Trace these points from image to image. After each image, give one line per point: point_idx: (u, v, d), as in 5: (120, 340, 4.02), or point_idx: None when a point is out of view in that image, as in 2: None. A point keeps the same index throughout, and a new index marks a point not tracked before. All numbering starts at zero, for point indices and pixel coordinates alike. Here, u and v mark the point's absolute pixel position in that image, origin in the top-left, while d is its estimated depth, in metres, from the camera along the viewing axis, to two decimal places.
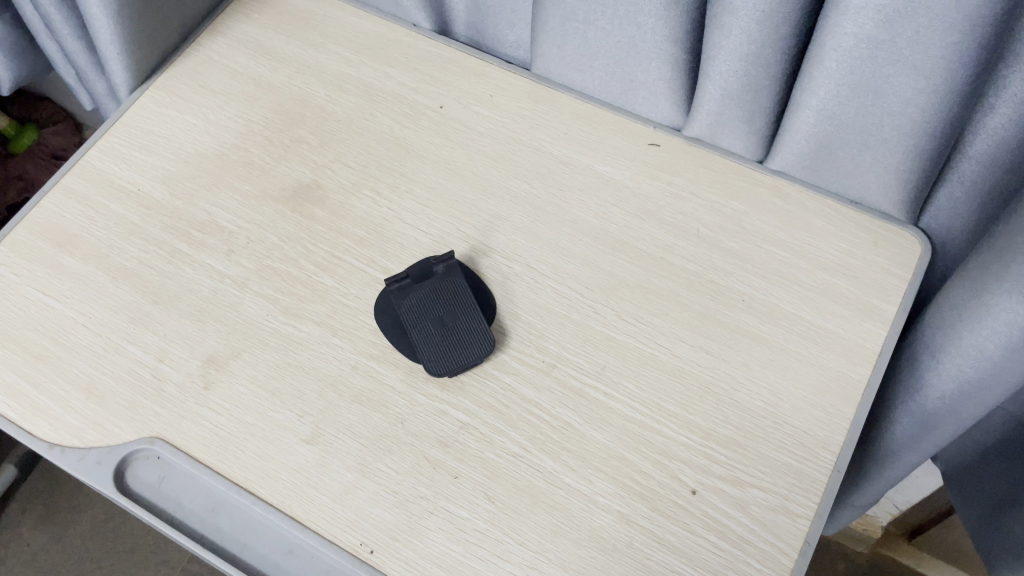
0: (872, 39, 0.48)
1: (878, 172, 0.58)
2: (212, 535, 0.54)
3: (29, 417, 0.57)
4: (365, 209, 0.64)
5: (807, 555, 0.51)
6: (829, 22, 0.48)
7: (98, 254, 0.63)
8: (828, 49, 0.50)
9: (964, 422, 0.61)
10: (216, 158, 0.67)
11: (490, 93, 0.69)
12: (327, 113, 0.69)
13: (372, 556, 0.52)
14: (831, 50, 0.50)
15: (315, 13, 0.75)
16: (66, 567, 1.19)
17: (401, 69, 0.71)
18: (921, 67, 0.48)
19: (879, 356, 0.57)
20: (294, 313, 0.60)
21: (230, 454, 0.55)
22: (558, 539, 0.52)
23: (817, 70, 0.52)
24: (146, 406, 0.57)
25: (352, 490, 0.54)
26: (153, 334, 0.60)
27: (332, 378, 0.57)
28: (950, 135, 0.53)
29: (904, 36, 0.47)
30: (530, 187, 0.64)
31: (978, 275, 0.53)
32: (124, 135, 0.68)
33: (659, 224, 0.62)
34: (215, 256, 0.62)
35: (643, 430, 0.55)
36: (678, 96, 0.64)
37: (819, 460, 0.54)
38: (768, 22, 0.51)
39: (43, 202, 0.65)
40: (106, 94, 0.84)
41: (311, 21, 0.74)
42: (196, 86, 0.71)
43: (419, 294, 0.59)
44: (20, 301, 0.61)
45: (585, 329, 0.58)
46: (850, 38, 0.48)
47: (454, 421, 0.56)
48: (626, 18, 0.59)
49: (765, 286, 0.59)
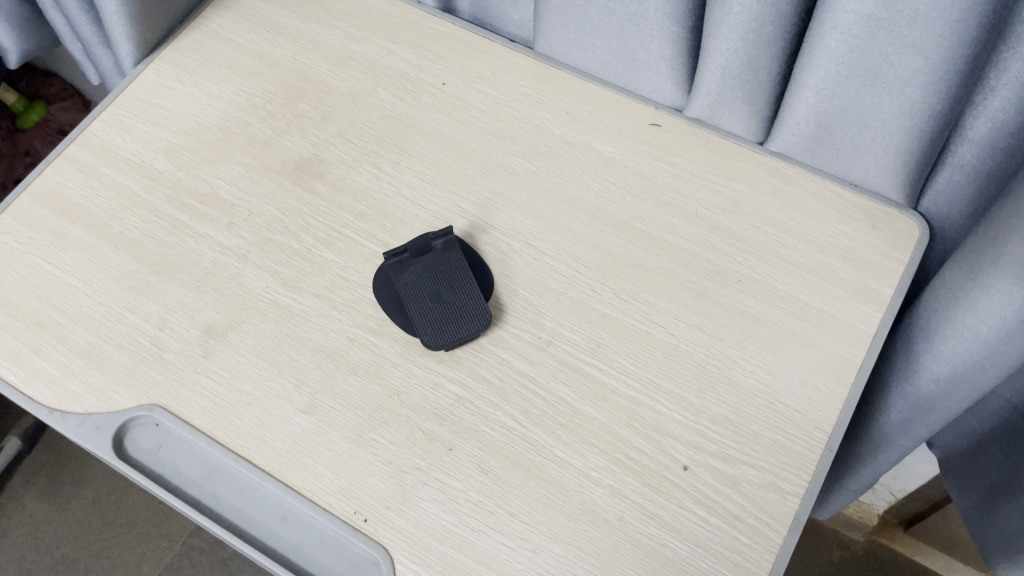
0: (872, 17, 0.48)
1: (878, 154, 0.58)
2: (208, 501, 0.55)
3: (30, 381, 0.57)
4: (365, 184, 0.65)
5: (797, 532, 0.51)
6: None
7: (100, 224, 0.63)
8: (828, 27, 0.50)
9: (959, 405, 0.61)
10: (219, 131, 0.67)
11: (493, 71, 0.69)
12: (330, 88, 0.69)
13: (366, 525, 0.52)
14: (832, 29, 0.50)
15: None
16: (68, 539, 1.20)
17: (404, 46, 0.71)
18: (922, 46, 0.48)
19: (874, 337, 0.57)
20: (293, 285, 0.60)
21: (228, 422, 0.56)
22: (549, 511, 0.52)
23: (817, 48, 0.52)
24: (145, 374, 0.58)
25: (348, 459, 0.54)
26: (153, 303, 0.60)
27: (330, 350, 0.58)
28: (949, 117, 0.53)
29: (904, 14, 0.47)
30: (530, 164, 0.65)
31: (974, 258, 0.53)
32: (128, 107, 0.69)
33: (658, 203, 0.62)
34: (216, 228, 0.63)
35: (636, 406, 0.55)
36: (680, 76, 0.64)
37: (811, 439, 0.54)
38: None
39: (48, 171, 0.66)
40: (112, 68, 0.84)
41: None
42: (200, 59, 0.71)
43: (417, 269, 0.59)
44: (22, 269, 0.62)
45: (581, 307, 0.59)
46: (850, 15, 0.48)
47: (449, 394, 0.56)
48: None
49: (762, 267, 0.60)
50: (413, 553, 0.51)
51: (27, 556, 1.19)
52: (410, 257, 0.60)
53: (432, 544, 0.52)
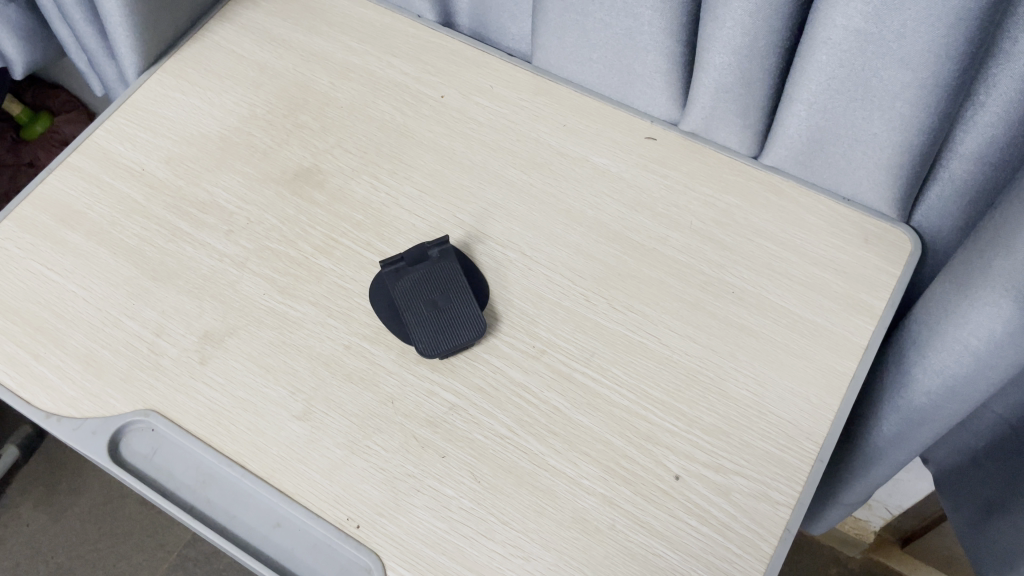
0: (862, 32, 0.49)
1: (870, 168, 0.59)
2: (202, 506, 0.55)
3: (27, 386, 0.58)
4: (363, 193, 0.65)
5: (787, 542, 0.51)
6: (819, 14, 0.49)
7: (101, 231, 0.64)
8: (820, 42, 0.51)
9: (951, 418, 0.61)
10: (220, 141, 0.68)
11: (491, 85, 0.70)
12: (330, 99, 0.70)
13: (358, 531, 0.52)
14: (822, 42, 0.50)
15: (321, 2, 0.76)
16: (63, 548, 1.20)
17: (404, 59, 0.72)
18: (911, 62, 0.49)
19: (865, 349, 0.57)
20: (289, 293, 0.61)
21: (223, 427, 0.56)
22: (541, 519, 0.52)
23: (807, 62, 0.53)
24: (142, 379, 0.58)
25: (341, 466, 0.55)
26: (151, 309, 0.61)
27: (325, 357, 0.58)
28: (940, 133, 0.53)
29: (893, 30, 0.48)
30: (527, 176, 0.65)
31: (963, 272, 0.54)
32: (131, 116, 0.70)
33: (653, 215, 0.63)
34: (215, 236, 0.64)
35: (628, 415, 0.56)
36: (675, 90, 0.65)
37: (803, 450, 0.54)
38: (762, 16, 0.52)
39: (50, 179, 0.66)
40: (116, 79, 0.85)
41: (317, 10, 0.75)
42: (202, 70, 0.72)
43: (412, 278, 0.60)
44: (22, 274, 0.62)
45: (576, 317, 0.59)
46: (840, 30, 0.49)
47: (443, 402, 0.56)
48: (623, 10, 0.60)
49: (755, 278, 0.60)
50: (405, 559, 0.51)
51: (22, 565, 1.19)
52: (406, 267, 0.60)
53: (423, 550, 0.52)
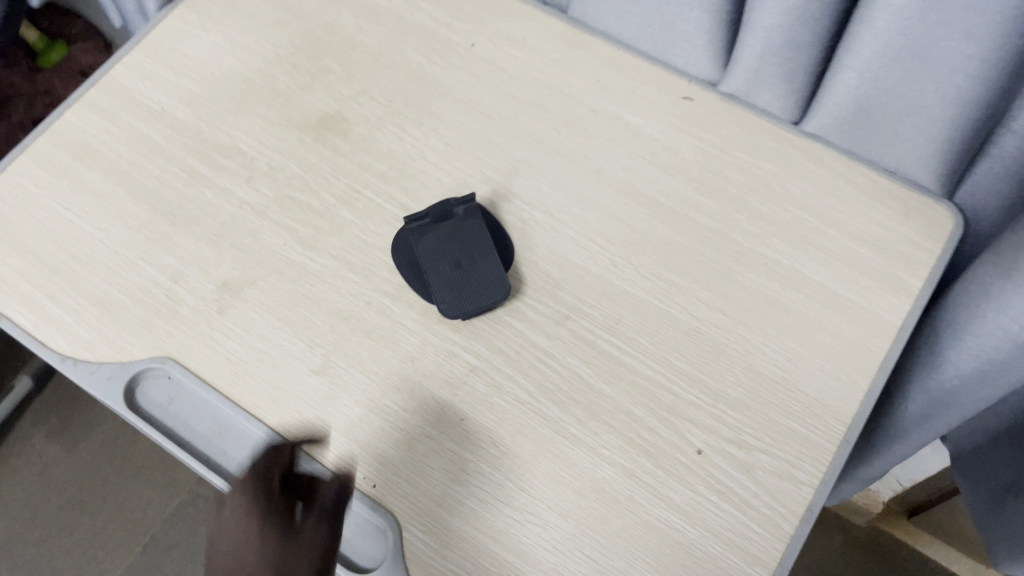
0: None
1: (919, 139, 0.56)
2: (218, 457, 0.55)
3: (43, 327, 0.57)
4: (388, 143, 0.63)
5: (809, 522, 0.51)
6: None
7: (119, 171, 0.63)
8: (878, 7, 0.48)
9: (980, 401, 0.60)
10: (242, 82, 0.66)
11: (524, 34, 0.67)
12: (356, 44, 0.68)
13: (374, 490, 0.52)
14: (881, 8, 0.48)
15: None
16: (74, 480, 1.21)
17: (434, 3, 0.69)
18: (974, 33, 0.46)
19: (900, 330, 0.56)
20: (310, 244, 0.60)
21: (240, 379, 0.56)
22: (559, 488, 0.52)
23: (863, 25, 0.50)
24: (159, 326, 0.57)
25: (358, 424, 0.54)
26: (169, 255, 0.60)
27: (345, 312, 0.57)
28: (998, 108, 0.51)
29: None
30: (557, 133, 0.63)
31: (1008, 254, 0.51)
32: (151, 52, 0.67)
33: (686, 179, 0.61)
34: (235, 181, 0.62)
35: (652, 386, 0.54)
36: (717, 51, 0.61)
37: (829, 429, 0.53)
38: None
39: (66, 114, 0.65)
40: (135, 11, 0.83)
41: None
42: (225, 8, 0.70)
43: (437, 237, 0.58)
44: (39, 213, 0.61)
45: (601, 282, 0.58)
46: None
47: (464, 363, 0.55)
48: None
49: (789, 251, 0.58)
50: (420, 521, 0.51)
51: (34, 496, 1.20)
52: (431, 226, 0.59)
53: (439, 514, 0.52)
